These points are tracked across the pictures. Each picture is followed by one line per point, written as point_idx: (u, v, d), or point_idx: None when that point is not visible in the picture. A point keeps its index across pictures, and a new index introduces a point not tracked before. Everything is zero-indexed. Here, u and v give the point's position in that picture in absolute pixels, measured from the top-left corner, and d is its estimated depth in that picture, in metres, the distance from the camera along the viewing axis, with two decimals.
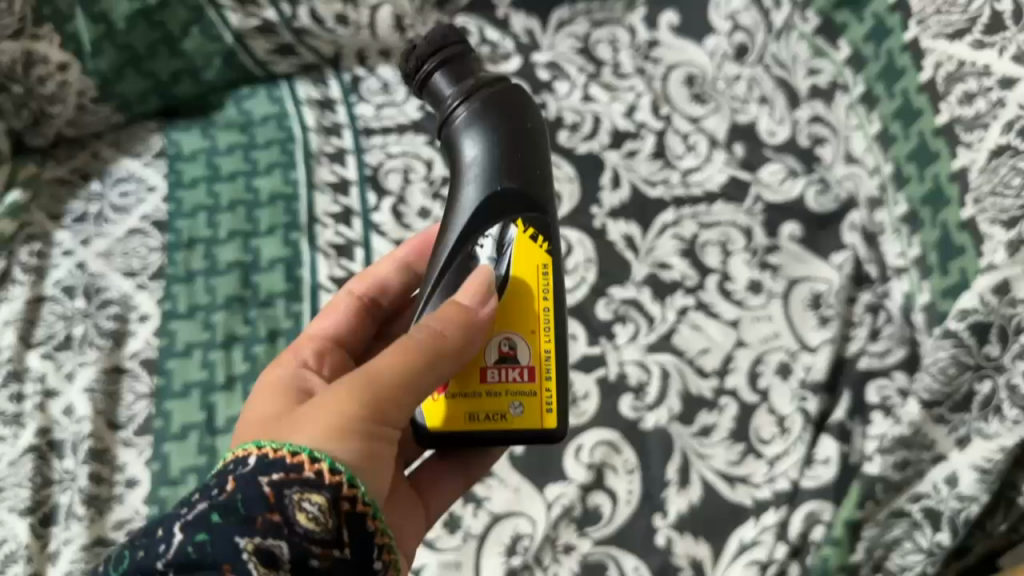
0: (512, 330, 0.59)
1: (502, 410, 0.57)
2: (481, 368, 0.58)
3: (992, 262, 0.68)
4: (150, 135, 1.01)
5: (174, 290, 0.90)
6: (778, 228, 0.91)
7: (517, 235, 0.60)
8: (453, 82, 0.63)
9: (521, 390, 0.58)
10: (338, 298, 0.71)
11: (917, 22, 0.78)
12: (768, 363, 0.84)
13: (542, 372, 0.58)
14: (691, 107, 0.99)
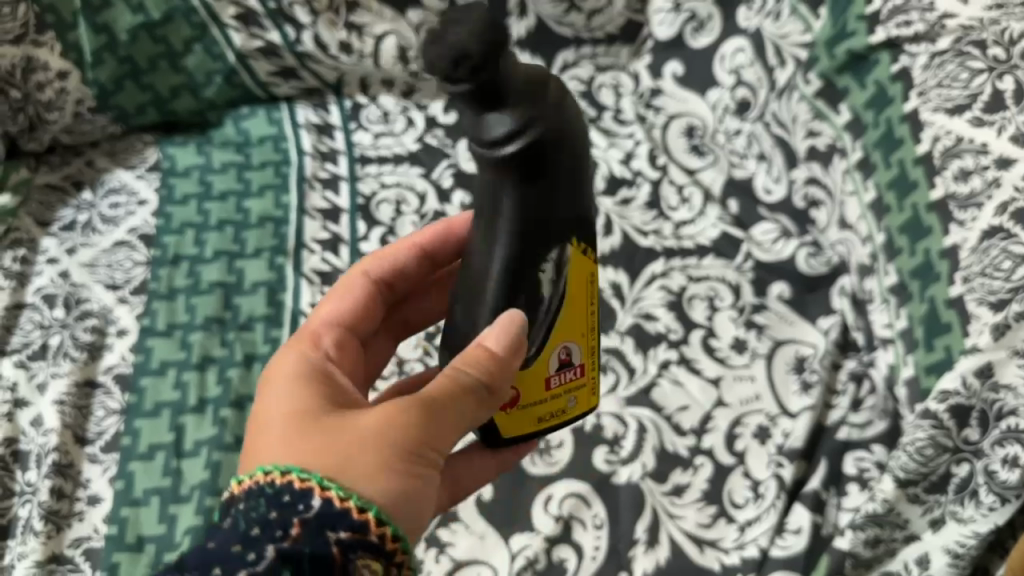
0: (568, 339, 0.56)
1: (563, 406, 0.58)
2: (545, 377, 0.56)
3: (976, 344, 0.68)
4: (146, 147, 1.02)
5: (154, 306, 0.89)
6: (766, 288, 0.91)
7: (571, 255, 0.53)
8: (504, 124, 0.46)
9: (576, 385, 0.58)
10: (349, 279, 0.65)
11: (918, 94, 0.77)
12: (746, 426, 0.83)
13: (591, 364, 0.58)
14: (689, 158, 1.02)
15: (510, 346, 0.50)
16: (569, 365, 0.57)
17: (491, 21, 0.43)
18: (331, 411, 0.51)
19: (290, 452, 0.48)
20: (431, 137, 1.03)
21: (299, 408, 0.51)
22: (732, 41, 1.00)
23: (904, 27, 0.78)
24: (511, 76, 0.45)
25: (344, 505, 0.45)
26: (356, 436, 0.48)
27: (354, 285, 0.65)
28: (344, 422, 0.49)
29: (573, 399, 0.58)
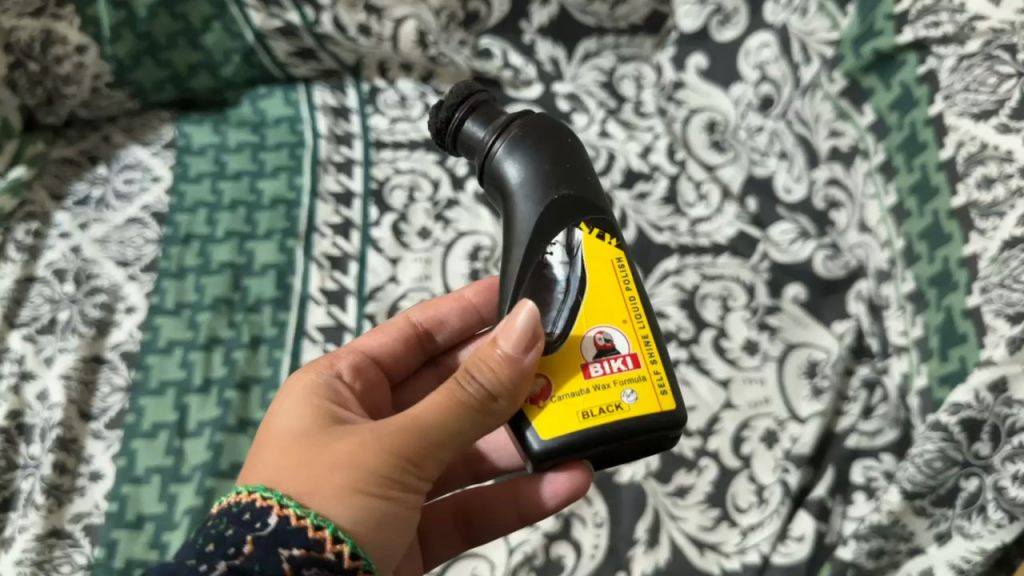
0: (604, 322, 0.52)
1: (618, 399, 0.50)
2: (582, 364, 0.51)
3: (992, 357, 0.65)
4: (162, 125, 1.02)
5: (164, 284, 0.89)
6: (781, 290, 0.90)
7: (586, 238, 0.54)
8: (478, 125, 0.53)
9: (630, 377, 0.51)
10: (390, 322, 0.67)
11: (944, 97, 0.74)
12: (753, 430, 0.82)
13: (648, 356, 0.52)
14: (709, 154, 1.00)
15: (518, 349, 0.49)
16: (614, 357, 0.51)
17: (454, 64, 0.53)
18: (322, 430, 0.51)
19: (271, 471, 0.50)
20: None
21: (295, 428, 0.52)
22: (757, 37, 0.98)
23: (933, 28, 0.75)
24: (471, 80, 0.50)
25: (300, 523, 0.46)
26: (333, 458, 0.49)
27: (390, 325, 0.66)
28: (328, 443, 0.50)
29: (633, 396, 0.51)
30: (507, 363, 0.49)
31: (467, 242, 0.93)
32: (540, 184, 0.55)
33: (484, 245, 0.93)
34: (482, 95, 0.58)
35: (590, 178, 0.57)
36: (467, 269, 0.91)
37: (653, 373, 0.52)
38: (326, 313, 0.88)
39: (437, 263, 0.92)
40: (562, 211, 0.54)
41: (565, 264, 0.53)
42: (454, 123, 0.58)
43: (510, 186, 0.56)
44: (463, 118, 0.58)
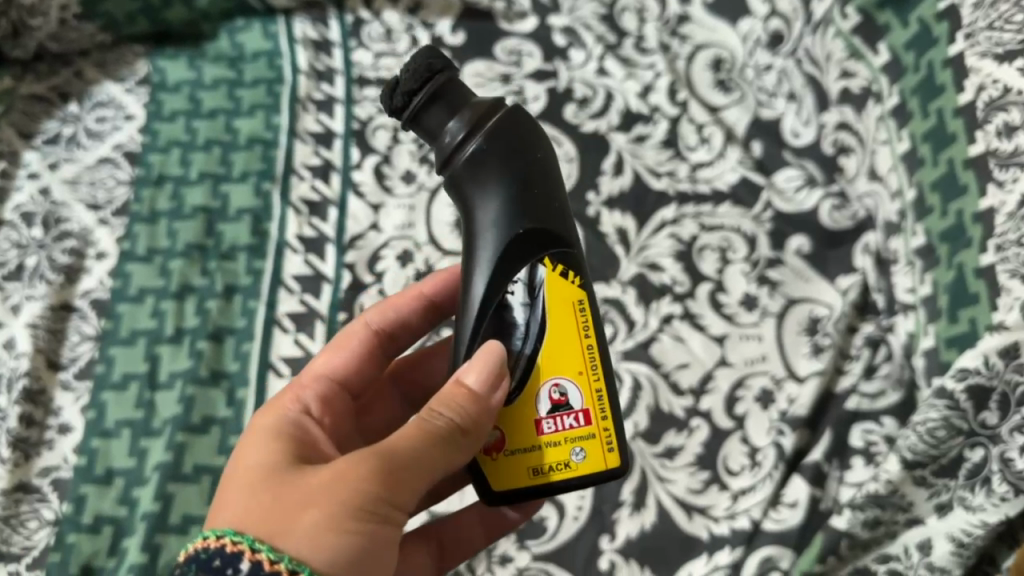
0: (560, 376, 0.51)
1: (567, 458, 0.51)
2: (535, 421, 0.51)
3: (1004, 321, 0.61)
4: (136, 59, 0.96)
5: (135, 229, 0.86)
6: (784, 242, 0.85)
7: (549, 275, 0.51)
8: (451, 118, 0.50)
9: (580, 434, 0.51)
10: (349, 331, 0.63)
11: (965, 36, 0.68)
12: (748, 390, 0.78)
13: (599, 413, 0.52)
14: (713, 94, 0.94)
15: (488, 384, 0.49)
16: (566, 412, 0.51)
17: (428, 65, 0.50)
18: (291, 468, 0.49)
19: (238, 515, 0.47)
20: None
21: (261, 470, 0.50)
22: None
23: None
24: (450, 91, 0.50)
25: (274, 566, 0.43)
26: (303, 496, 0.47)
27: (351, 338, 0.63)
28: (298, 482, 0.48)
29: (581, 455, 0.51)
30: (474, 398, 0.49)
31: None
32: (509, 206, 0.50)
33: None
34: (445, 73, 0.50)
35: (558, 198, 0.52)
36: (454, 216, 0.87)
37: (601, 432, 0.52)
38: (304, 261, 0.84)
39: (421, 210, 0.87)
40: (526, 243, 0.51)
41: (525, 306, 0.51)
42: (411, 108, 0.50)
43: (473, 207, 0.51)
44: (422, 105, 0.50)
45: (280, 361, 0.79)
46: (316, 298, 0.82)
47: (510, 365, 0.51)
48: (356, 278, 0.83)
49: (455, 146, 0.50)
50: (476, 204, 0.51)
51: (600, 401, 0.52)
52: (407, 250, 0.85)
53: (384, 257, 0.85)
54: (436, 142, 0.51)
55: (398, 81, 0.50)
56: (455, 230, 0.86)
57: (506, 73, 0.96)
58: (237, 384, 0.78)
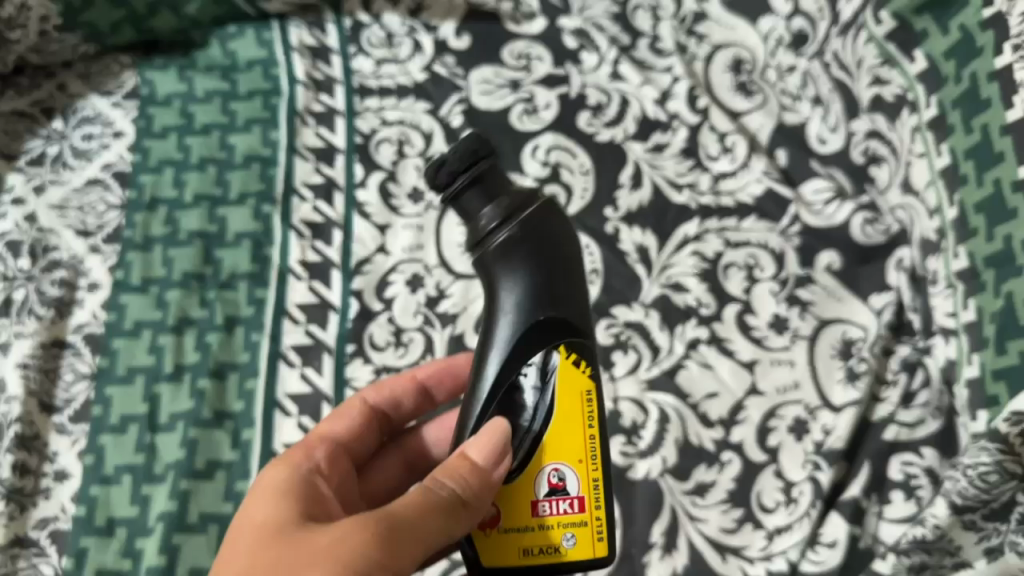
0: (561, 460, 0.51)
1: (557, 542, 0.51)
2: (531, 502, 0.51)
3: None
4: (122, 70, 0.91)
5: (128, 257, 0.81)
6: (814, 258, 0.81)
7: (563, 362, 0.51)
8: (488, 203, 0.51)
9: (573, 521, 0.51)
10: (344, 405, 0.64)
11: (1013, 47, 0.62)
12: (781, 419, 0.74)
13: (593, 501, 0.52)
14: (734, 99, 0.90)
15: (492, 457, 0.49)
16: (562, 496, 0.51)
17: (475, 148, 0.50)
18: (301, 523, 0.48)
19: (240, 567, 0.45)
20: (440, 66, 0.91)
21: (268, 523, 0.48)
22: None
23: None
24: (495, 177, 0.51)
25: None
26: (307, 553, 0.45)
27: (349, 410, 0.63)
28: (308, 536, 0.47)
29: (571, 541, 0.51)
30: (479, 472, 0.49)
31: None
32: (535, 292, 0.51)
33: None
34: (488, 160, 0.51)
35: (581, 288, 0.53)
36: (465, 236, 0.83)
37: (594, 520, 0.52)
38: (309, 289, 0.80)
39: (431, 230, 0.83)
40: (545, 329, 0.51)
41: (536, 389, 0.51)
42: (452, 189, 0.51)
43: (499, 288, 0.51)
44: (463, 186, 0.50)
45: (288, 399, 0.75)
46: (322, 329, 0.78)
47: (515, 442, 0.51)
48: (364, 306, 0.79)
49: (487, 230, 0.51)
50: (499, 286, 0.51)
51: (595, 489, 0.52)
52: (417, 274, 0.81)
53: (393, 282, 0.80)
54: (470, 223, 0.51)
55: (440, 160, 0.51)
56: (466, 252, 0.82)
57: (515, 79, 0.91)
58: (242, 425, 0.74)
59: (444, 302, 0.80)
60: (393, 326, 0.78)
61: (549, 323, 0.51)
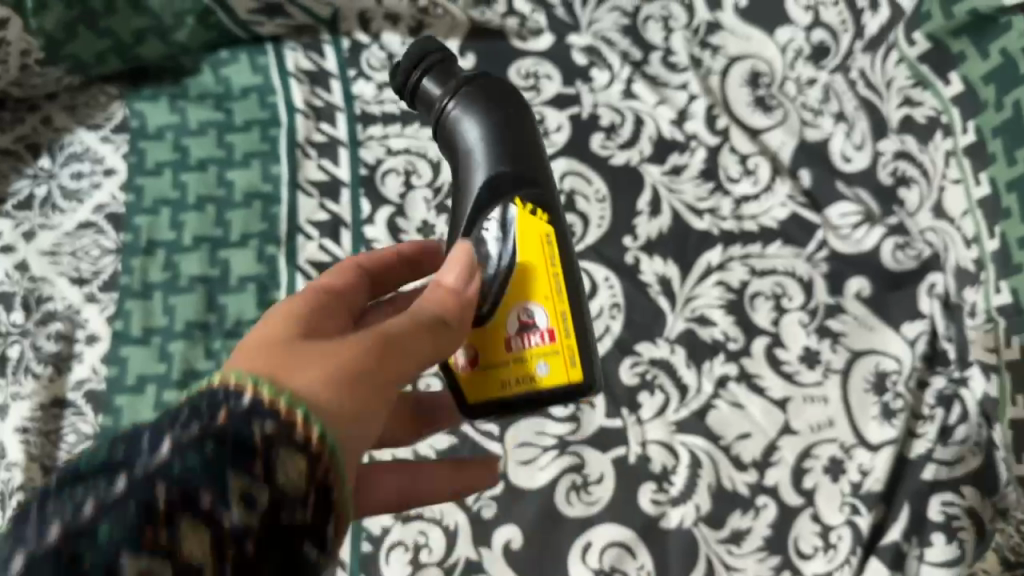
0: (526, 300, 0.52)
1: (531, 371, 0.52)
2: (503, 338, 0.52)
3: None
4: (110, 102, 0.86)
5: (127, 306, 0.77)
6: (844, 285, 0.78)
7: (519, 213, 0.54)
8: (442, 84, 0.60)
9: (545, 350, 0.51)
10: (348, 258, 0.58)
11: None
12: (817, 459, 0.72)
13: (564, 329, 0.52)
14: (753, 116, 0.84)
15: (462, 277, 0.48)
16: (532, 333, 0.52)
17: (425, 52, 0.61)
18: (301, 338, 0.42)
19: (251, 360, 0.39)
20: None
21: (263, 334, 0.42)
22: None
23: None
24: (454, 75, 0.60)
25: (274, 401, 0.36)
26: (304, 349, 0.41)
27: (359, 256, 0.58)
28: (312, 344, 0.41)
29: (545, 367, 0.51)
30: (451, 296, 0.47)
31: None
32: (495, 151, 0.57)
33: None
34: (439, 53, 0.61)
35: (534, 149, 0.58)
36: None
37: (556, 324, 0.52)
38: None
39: None
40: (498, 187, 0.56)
41: (499, 240, 0.54)
42: (410, 84, 0.61)
43: (460, 148, 0.58)
44: (421, 78, 0.61)
45: None
46: None
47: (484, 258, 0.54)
48: None
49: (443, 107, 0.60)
50: (457, 141, 0.59)
51: (564, 335, 0.52)
52: None
53: None
54: (430, 107, 0.61)
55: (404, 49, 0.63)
56: None
57: (524, 100, 0.87)
58: None
59: None
60: None
61: (507, 176, 0.56)
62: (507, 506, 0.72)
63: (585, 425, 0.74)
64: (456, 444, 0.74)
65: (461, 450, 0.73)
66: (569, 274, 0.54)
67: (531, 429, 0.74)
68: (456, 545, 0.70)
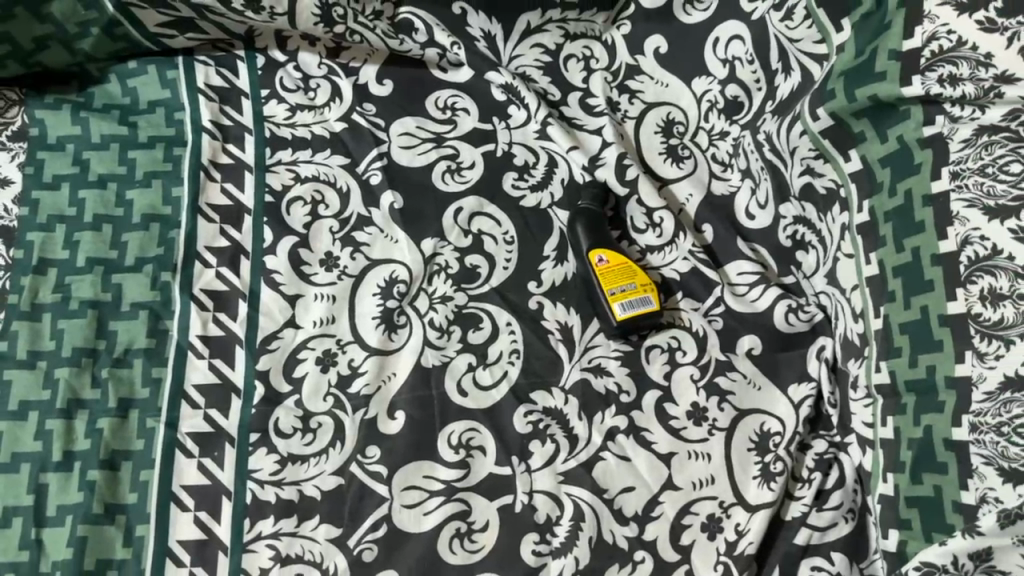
0: (454, 352, 0.78)
1: (629, 299, 0.78)
2: (621, 294, 0.78)
3: (919, 477, 0.64)
4: (9, 107, 0.82)
5: (14, 327, 0.73)
6: (735, 344, 0.79)
7: (431, 343, 0.78)
8: (369, 186, 0.84)
9: (630, 291, 0.78)
10: None
11: (889, 188, 0.67)
12: (696, 516, 0.73)
13: (621, 289, 0.78)
14: (665, 167, 0.87)
15: None
16: (626, 295, 0.78)
17: (348, 178, 0.84)
18: None
19: None
20: (360, 115, 0.87)
21: None
22: (728, 25, 0.84)
23: (950, 82, 0.62)
24: (372, 196, 0.84)
25: None
26: None
27: None
28: None
29: (624, 306, 0.77)
30: None
31: (381, 272, 0.80)
32: (415, 207, 0.83)
33: (400, 277, 0.80)
34: (345, 183, 0.83)
35: (435, 188, 0.85)
36: (378, 308, 0.79)
37: (627, 296, 0.78)
38: (208, 368, 0.75)
39: (344, 301, 0.79)
40: (437, 228, 0.83)
41: (428, 352, 0.78)
42: (343, 228, 0.82)
43: (396, 251, 0.81)
44: (353, 212, 0.82)
45: (183, 491, 0.70)
46: (223, 414, 0.73)
47: (429, 343, 0.78)
48: (271, 389, 0.75)
49: (377, 194, 0.84)
50: (395, 217, 0.83)
51: (619, 292, 0.78)
52: (329, 351, 0.77)
53: (302, 359, 0.76)
54: (359, 236, 0.82)
55: (325, 181, 0.83)
56: (380, 324, 0.78)
57: (439, 133, 0.87)
58: (135, 519, 0.68)
59: (357, 382, 0.76)
60: (300, 410, 0.74)
61: (436, 224, 0.83)
62: (389, 551, 0.70)
63: (476, 470, 0.74)
64: (343, 486, 0.72)
65: (348, 492, 0.72)
66: (474, 329, 0.79)
67: (420, 472, 0.73)
68: None
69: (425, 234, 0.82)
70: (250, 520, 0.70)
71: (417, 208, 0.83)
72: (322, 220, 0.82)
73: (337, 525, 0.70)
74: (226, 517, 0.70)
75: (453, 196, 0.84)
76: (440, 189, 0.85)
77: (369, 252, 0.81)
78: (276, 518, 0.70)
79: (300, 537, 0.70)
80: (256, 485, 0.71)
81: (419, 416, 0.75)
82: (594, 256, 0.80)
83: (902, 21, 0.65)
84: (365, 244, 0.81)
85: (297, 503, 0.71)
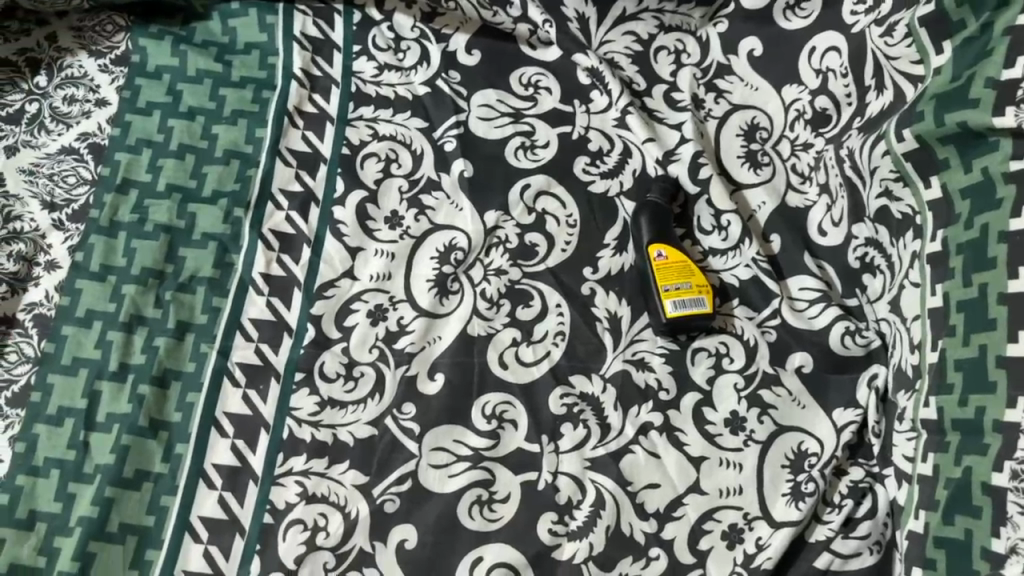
0: (501, 326, 0.79)
1: (683, 298, 0.77)
2: (676, 291, 0.77)
3: (952, 517, 0.62)
4: (116, 32, 0.87)
5: (91, 240, 0.77)
6: (785, 360, 0.78)
7: (480, 313, 0.79)
8: (442, 152, 0.85)
9: (685, 291, 0.78)
10: None
11: (966, 220, 0.65)
12: (717, 523, 0.73)
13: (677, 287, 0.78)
14: (741, 171, 0.86)
15: None
16: (682, 293, 0.77)
17: (424, 141, 0.85)
18: None
19: None
20: (444, 82, 0.88)
21: None
22: (826, 36, 0.84)
23: None
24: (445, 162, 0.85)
25: None
26: None
27: None
28: None
29: (676, 304, 0.77)
30: None
31: (441, 238, 0.82)
32: (484, 180, 0.84)
33: (459, 244, 0.81)
34: (420, 146, 0.85)
35: (506, 163, 0.85)
36: (434, 272, 0.80)
37: (681, 295, 0.77)
38: (266, 305, 0.77)
39: (402, 260, 0.80)
40: (503, 203, 0.84)
41: (476, 321, 0.79)
42: (411, 189, 0.83)
43: (460, 218, 0.83)
44: (423, 176, 0.84)
45: (225, 418, 0.73)
46: (273, 350, 0.76)
47: (478, 313, 0.79)
48: (321, 334, 0.77)
49: (449, 161, 0.85)
50: (463, 185, 0.84)
51: (675, 290, 0.77)
52: (380, 305, 0.78)
53: (354, 310, 0.78)
54: (426, 201, 0.83)
55: (401, 142, 0.85)
56: (433, 288, 0.80)
57: (518, 109, 0.88)
58: (177, 438, 0.71)
59: (403, 339, 0.77)
60: (345, 358, 0.76)
61: (503, 199, 0.84)
62: (410, 506, 0.72)
63: (504, 443, 0.75)
64: (376, 436, 0.74)
65: (379, 443, 0.73)
66: (524, 305, 0.80)
67: (450, 435, 0.74)
68: (353, 535, 0.70)
69: (489, 206, 0.83)
70: (283, 455, 0.72)
71: (487, 180, 0.84)
72: (392, 180, 0.83)
73: (364, 473, 0.72)
74: (261, 448, 0.72)
75: (523, 172, 0.85)
76: (512, 165, 0.85)
77: (433, 216, 0.82)
78: (309, 457, 0.72)
79: (328, 479, 0.72)
80: (293, 422, 0.73)
81: (458, 381, 0.76)
82: (654, 250, 0.80)
83: (1004, 50, 0.63)
84: (430, 208, 0.83)
85: (330, 446, 0.73)
